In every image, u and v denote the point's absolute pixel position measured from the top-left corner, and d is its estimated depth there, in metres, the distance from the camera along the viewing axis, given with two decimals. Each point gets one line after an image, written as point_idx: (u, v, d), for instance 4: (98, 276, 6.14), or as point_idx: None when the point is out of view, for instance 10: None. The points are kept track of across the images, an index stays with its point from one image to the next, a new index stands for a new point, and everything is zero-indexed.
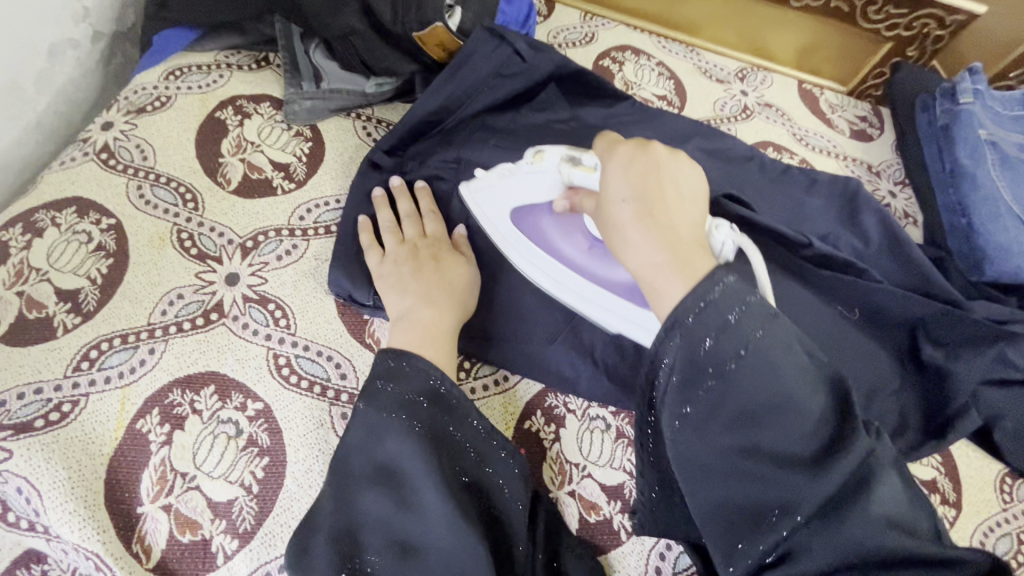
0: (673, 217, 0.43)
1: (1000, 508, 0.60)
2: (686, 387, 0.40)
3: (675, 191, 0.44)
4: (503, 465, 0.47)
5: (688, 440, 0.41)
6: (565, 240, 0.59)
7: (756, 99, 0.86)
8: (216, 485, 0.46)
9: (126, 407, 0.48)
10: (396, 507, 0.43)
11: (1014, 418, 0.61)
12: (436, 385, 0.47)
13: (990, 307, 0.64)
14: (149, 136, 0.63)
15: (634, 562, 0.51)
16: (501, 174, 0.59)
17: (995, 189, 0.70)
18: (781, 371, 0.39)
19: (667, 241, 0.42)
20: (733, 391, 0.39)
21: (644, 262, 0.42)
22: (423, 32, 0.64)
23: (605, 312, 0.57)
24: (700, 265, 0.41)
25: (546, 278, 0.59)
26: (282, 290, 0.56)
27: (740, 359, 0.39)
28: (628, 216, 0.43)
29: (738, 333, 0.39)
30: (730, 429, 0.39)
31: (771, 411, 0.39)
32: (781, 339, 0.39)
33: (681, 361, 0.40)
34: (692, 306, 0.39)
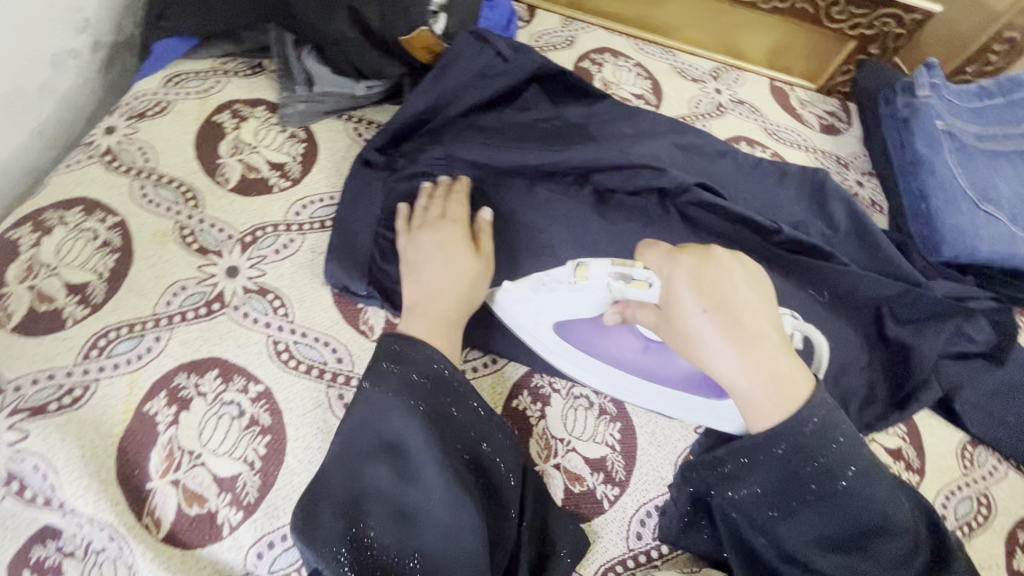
0: (755, 327, 0.48)
1: (962, 473, 0.64)
2: (785, 497, 0.48)
3: (746, 298, 0.49)
4: (496, 440, 0.52)
5: (781, 536, 0.49)
6: (617, 347, 0.61)
7: (730, 96, 0.90)
8: (221, 461, 0.49)
9: (135, 390, 0.51)
10: (396, 476, 0.47)
11: (972, 389, 0.66)
12: (440, 368, 0.51)
13: (949, 284, 0.68)
14: (150, 140, 0.66)
15: (617, 528, 0.55)
16: (538, 288, 0.59)
17: (951, 174, 0.73)
18: (878, 496, 0.47)
19: (760, 357, 0.47)
20: (834, 516, 0.47)
21: (741, 381, 0.47)
22: (410, 36, 0.68)
23: (666, 403, 0.59)
24: (790, 372, 0.47)
25: (598, 380, 0.60)
26: (280, 281, 0.60)
27: (842, 480, 0.47)
28: (714, 337, 0.47)
29: (840, 463, 0.47)
30: (826, 542, 0.47)
31: (868, 531, 0.47)
32: (881, 480, 0.48)
33: (783, 476, 0.47)
34: (795, 430, 0.46)
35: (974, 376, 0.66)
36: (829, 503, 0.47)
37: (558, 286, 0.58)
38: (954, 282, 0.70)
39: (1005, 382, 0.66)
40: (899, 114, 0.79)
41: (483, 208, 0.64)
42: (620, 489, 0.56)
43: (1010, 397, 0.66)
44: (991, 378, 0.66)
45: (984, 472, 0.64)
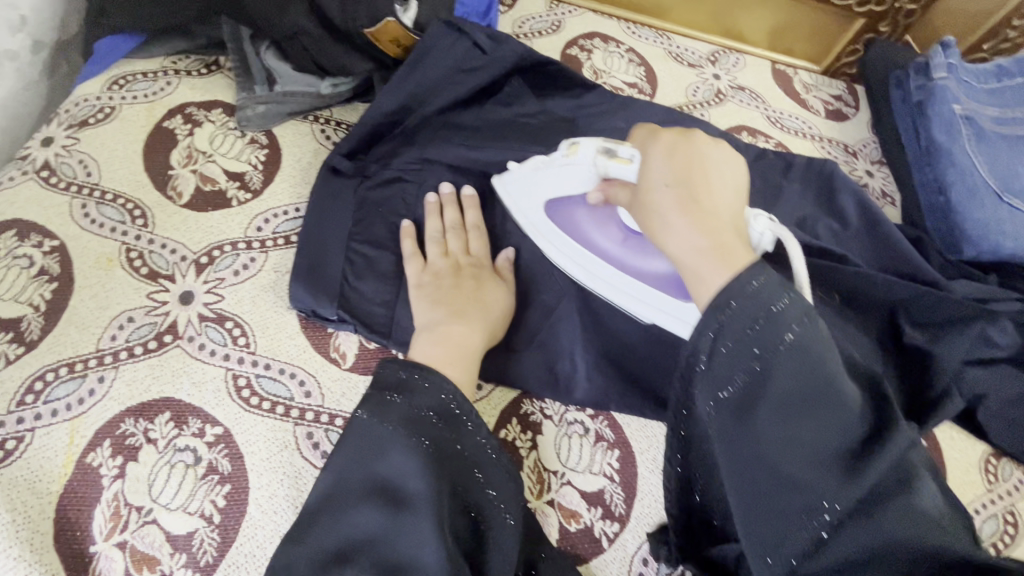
0: (715, 203, 0.43)
1: (985, 489, 0.59)
2: (723, 366, 0.37)
3: (718, 180, 0.44)
4: (503, 483, 0.45)
5: (719, 418, 0.38)
6: (600, 233, 0.57)
7: (728, 82, 0.84)
8: (174, 517, 0.44)
9: (75, 440, 0.46)
10: (387, 526, 0.41)
11: (998, 396, 0.60)
12: (448, 401, 0.45)
13: (969, 285, 0.63)
14: (93, 151, 0.60)
15: (616, 569, 0.50)
16: (535, 164, 0.57)
17: (972, 163, 0.68)
18: (821, 358, 0.36)
19: (709, 225, 0.41)
20: (773, 384, 0.36)
21: (686, 248, 0.42)
22: (375, 27, 0.62)
23: (638, 303, 0.55)
24: (740, 251, 0.40)
25: (576, 267, 0.57)
26: (240, 307, 0.54)
27: (782, 344, 0.36)
28: (669, 202, 0.44)
29: (777, 325, 0.36)
30: (768, 422, 0.36)
31: (815, 400, 0.35)
32: (821, 336, 0.37)
33: (715, 339, 0.37)
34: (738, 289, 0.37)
35: (1000, 384, 0.60)
36: (766, 373, 0.36)
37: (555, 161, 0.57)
38: (974, 281, 0.64)
39: None
40: (913, 98, 0.73)
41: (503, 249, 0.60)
42: (620, 525, 0.51)
43: None
44: (1016, 386, 0.60)
45: (1009, 486, 0.60)
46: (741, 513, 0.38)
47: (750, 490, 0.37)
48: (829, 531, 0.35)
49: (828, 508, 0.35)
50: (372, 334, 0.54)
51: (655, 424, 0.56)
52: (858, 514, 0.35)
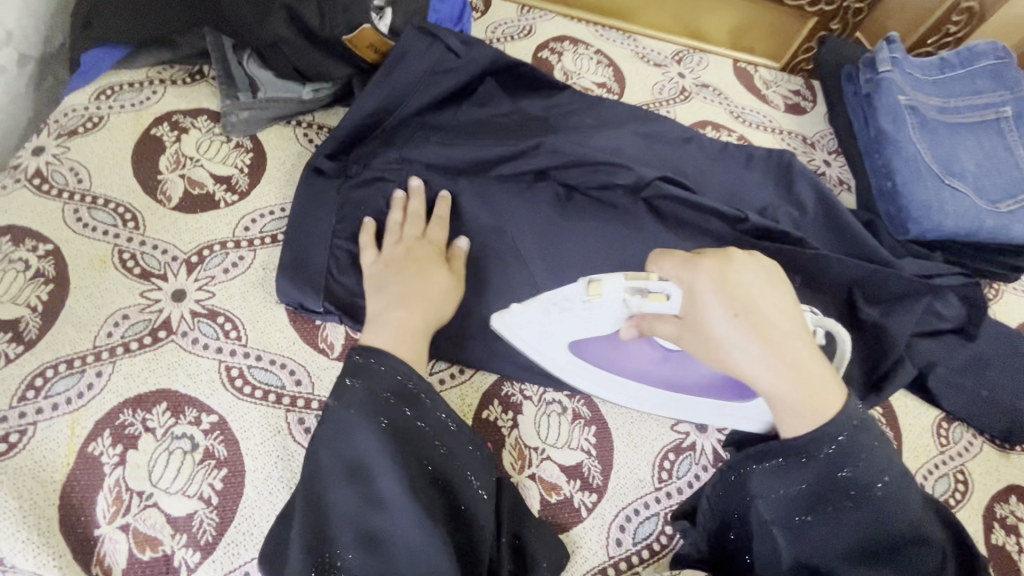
0: (782, 330, 0.43)
1: (937, 450, 0.64)
2: (822, 505, 0.44)
3: (769, 299, 0.44)
4: (465, 452, 0.48)
5: (811, 546, 0.45)
6: (632, 359, 0.56)
7: (693, 80, 0.89)
8: (174, 501, 0.47)
9: (76, 432, 0.48)
10: (361, 502, 0.44)
11: (945, 364, 0.65)
12: (403, 381, 0.48)
13: (918, 263, 0.67)
14: (83, 159, 0.62)
15: (595, 536, 0.53)
16: (546, 307, 0.53)
17: (916, 149, 0.72)
18: (908, 508, 0.44)
19: (791, 366, 0.42)
20: (860, 513, 0.44)
21: (773, 390, 0.43)
22: (352, 35, 0.65)
23: (689, 410, 0.56)
24: (819, 375, 0.43)
25: (624, 396, 0.57)
26: (231, 302, 0.57)
27: (875, 491, 0.43)
28: (745, 347, 0.42)
29: (872, 476, 0.43)
30: (860, 563, 0.44)
31: (900, 544, 0.43)
32: (905, 486, 0.44)
33: (816, 483, 0.44)
34: (832, 434, 0.42)
35: (944, 352, 0.65)
36: (865, 515, 0.44)
37: (570, 301, 0.52)
38: (923, 259, 0.69)
39: (976, 355, 0.66)
40: (862, 91, 0.78)
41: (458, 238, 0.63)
42: (597, 495, 0.55)
43: (983, 372, 0.65)
44: (958, 355, 0.65)
45: (959, 447, 0.64)
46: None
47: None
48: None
49: None
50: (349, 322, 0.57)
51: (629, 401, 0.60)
52: None
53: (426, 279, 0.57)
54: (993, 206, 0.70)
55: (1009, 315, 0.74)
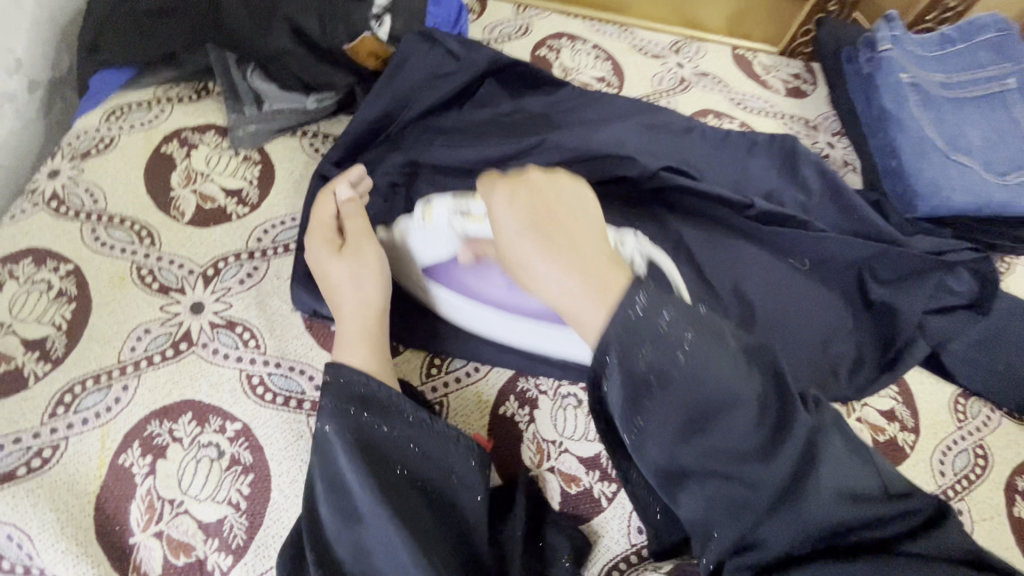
0: (572, 237, 0.42)
1: (955, 427, 0.63)
2: (635, 398, 0.38)
3: (564, 211, 0.44)
4: (439, 448, 0.48)
5: (647, 446, 0.39)
6: (485, 288, 0.55)
7: (691, 70, 0.89)
8: (204, 507, 0.48)
9: (106, 444, 0.49)
10: (346, 520, 0.43)
11: (959, 340, 0.65)
12: (360, 387, 0.48)
13: (928, 239, 0.67)
14: (97, 179, 0.64)
15: (617, 525, 0.53)
16: (402, 234, 0.57)
17: (920, 127, 0.72)
18: (714, 370, 0.37)
19: (572, 262, 0.41)
20: (674, 398, 0.37)
21: (552, 291, 0.41)
22: (352, 43, 0.67)
23: (545, 339, 0.55)
24: (613, 280, 0.40)
25: (482, 325, 0.57)
26: (248, 312, 0.58)
27: (672, 369, 0.37)
28: (529, 247, 0.42)
29: (668, 351, 0.37)
30: (692, 446, 0.38)
31: (721, 409, 0.37)
32: (714, 354, 0.37)
33: (617, 377, 0.38)
34: (625, 316, 0.37)
35: (959, 328, 0.65)
36: (674, 389, 0.37)
37: (414, 228, 0.56)
38: (932, 235, 0.68)
39: (985, 330, 0.66)
40: (863, 71, 0.78)
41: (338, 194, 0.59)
42: (617, 485, 0.55)
43: (994, 346, 0.65)
44: (972, 330, 0.65)
45: (977, 422, 0.64)
46: (688, 511, 0.41)
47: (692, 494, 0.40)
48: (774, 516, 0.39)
49: (754, 505, 0.39)
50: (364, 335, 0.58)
51: None
52: (783, 505, 0.38)
53: (356, 272, 0.54)
54: (1001, 177, 0.70)
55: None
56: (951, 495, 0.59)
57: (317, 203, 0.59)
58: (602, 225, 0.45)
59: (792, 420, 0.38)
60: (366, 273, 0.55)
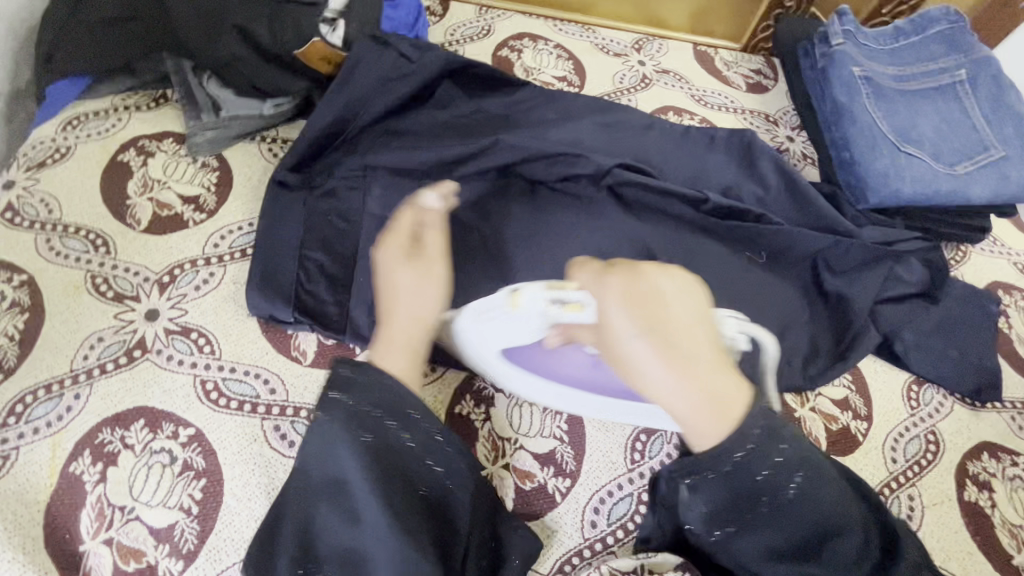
0: (690, 342, 0.45)
1: (907, 414, 0.64)
2: (736, 515, 0.46)
3: (678, 313, 0.46)
4: (447, 456, 0.49)
5: (749, 558, 0.47)
6: (564, 366, 0.55)
7: (653, 68, 0.90)
8: (155, 513, 0.48)
9: (57, 453, 0.50)
10: (343, 518, 0.45)
11: (911, 329, 0.66)
12: (391, 397, 0.48)
13: (878, 230, 0.68)
14: (53, 189, 0.64)
15: (571, 520, 0.54)
16: (475, 313, 0.53)
17: (872, 120, 0.73)
18: (822, 504, 0.45)
19: (692, 373, 0.44)
20: (781, 525, 0.46)
21: (671, 399, 0.44)
22: (303, 49, 0.67)
23: (622, 414, 0.57)
24: (727, 390, 0.45)
25: (556, 399, 0.57)
26: (203, 318, 0.58)
27: (786, 495, 0.45)
28: (649, 358, 0.44)
29: (774, 485, 0.45)
30: (776, 556, 0.46)
31: (810, 540, 0.45)
32: (822, 494, 0.45)
33: (725, 499, 0.46)
34: (741, 436, 0.44)
35: (909, 317, 0.66)
36: (773, 522, 0.46)
37: (494, 309, 0.52)
38: (884, 226, 0.69)
39: (938, 317, 0.66)
40: (817, 65, 0.79)
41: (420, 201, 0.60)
42: (571, 480, 0.56)
43: (945, 333, 0.67)
44: (923, 318, 0.66)
45: (929, 408, 0.65)
46: None
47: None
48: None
49: None
50: (350, 337, 0.58)
51: None
52: None
53: (420, 285, 0.55)
54: (950, 169, 0.71)
55: (976, 278, 0.75)
56: (903, 481, 0.60)
57: (401, 212, 0.60)
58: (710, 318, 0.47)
59: (893, 560, 0.45)
60: (429, 286, 0.55)
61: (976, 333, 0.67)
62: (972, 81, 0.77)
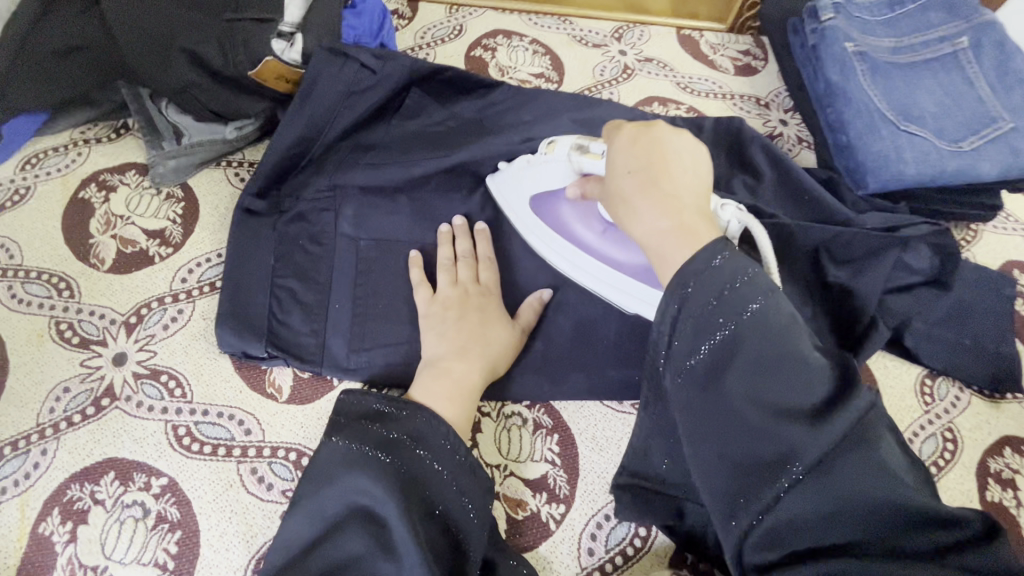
0: (677, 183, 0.43)
1: (922, 411, 0.61)
2: (685, 326, 0.38)
3: (674, 160, 0.44)
4: (473, 489, 0.48)
5: (686, 381, 0.38)
6: (582, 226, 0.58)
7: (635, 56, 0.85)
8: (129, 570, 0.47)
9: (26, 513, 0.48)
10: (369, 547, 0.42)
11: (922, 319, 0.62)
12: (423, 427, 0.49)
13: (880, 217, 0.63)
14: (13, 233, 0.61)
15: (567, 549, 0.52)
16: (521, 165, 0.59)
17: (869, 98, 0.69)
18: (790, 326, 0.36)
19: (670, 206, 0.42)
20: (736, 342, 0.36)
21: (649, 232, 0.42)
22: (256, 69, 0.64)
23: (618, 293, 0.56)
24: (701, 228, 0.41)
25: (565, 262, 0.59)
26: (173, 359, 0.56)
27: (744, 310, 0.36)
28: (633, 190, 0.44)
29: (738, 296, 0.37)
30: (736, 384, 0.36)
31: (778, 362, 0.35)
32: (786, 314, 0.37)
33: (683, 311, 0.38)
34: (698, 269, 0.38)
35: (920, 307, 0.62)
36: (735, 341, 0.36)
37: (536, 161, 0.58)
38: (886, 212, 0.65)
39: (951, 305, 0.62)
40: (808, 43, 0.74)
41: (541, 289, 0.60)
42: (566, 506, 0.54)
43: (961, 321, 0.62)
44: (936, 307, 0.62)
45: (944, 404, 0.62)
46: (708, 481, 0.38)
47: (703, 437, 0.37)
48: (786, 487, 0.35)
49: (791, 464, 0.35)
50: (328, 368, 0.56)
51: (592, 402, 0.59)
52: (818, 471, 0.34)
53: (493, 337, 0.56)
54: (956, 145, 0.66)
55: (990, 258, 0.71)
56: None
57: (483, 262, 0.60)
58: (709, 181, 0.45)
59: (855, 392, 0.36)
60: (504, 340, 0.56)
61: (995, 319, 0.62)
62: (976, 48, 0.72)
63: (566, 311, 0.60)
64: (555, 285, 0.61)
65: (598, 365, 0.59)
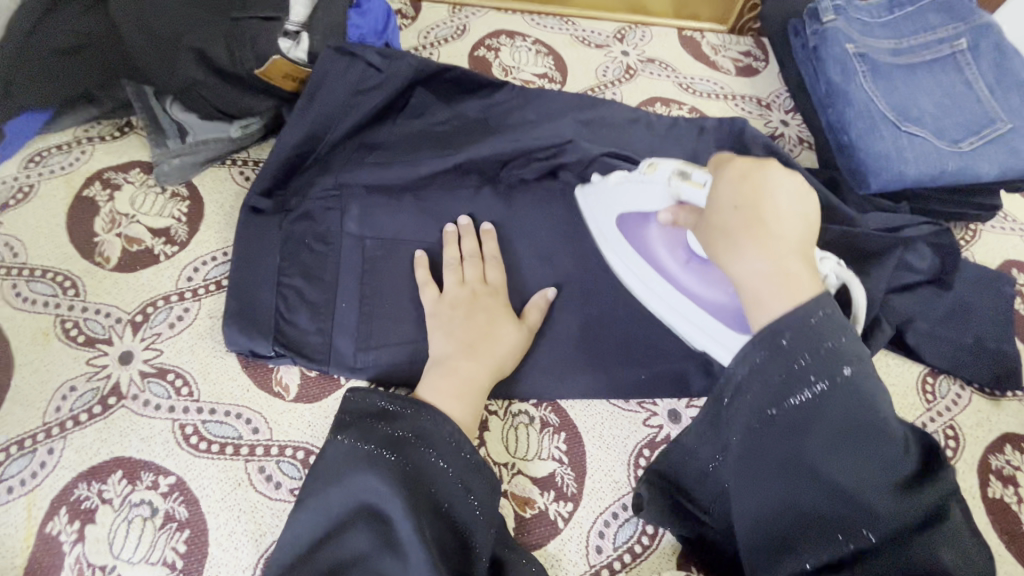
0: (781, 228, 0.43)
1: (924, 408, 0.62)
2: (773, 375, 0.40)
3: (782, 202, 0.43)
4: (479, 488, 0.48)
5: (765, 429, 0.40)
6: (666, 252, 0.58)
7: (637, 57, 0.86)
8: (138, 569, 0.47)
9: (33, 513, 0.48)
10: (376, 544, 0.43)
11: (923, 317, 0.63)
12: (431, 427, 0.49)
13: (883, 216, 0.64)
14: (17, 231, 0.61)
15: (575, 547, 0.52)
16: (617, 179, 0.59)
17: (870, 99, 0.70)
18: (881, 403, 0.39)
19: (773, 253, 0.42)
20: (829, 408, 0.39)
21: (745, 274, 0.43)
22: (264, 67, 0.64)
23: (693, 327, 0.56)
24: (803, 279, 0.41)
25: (640, 284, 0.59)
26: (179, 357, 0.56)
27: (838, 371, 0.39)
28: (733, 227, 0.44)
29: (834, 358, 0.39)
30: (821, 441, 0.39)
31: (866, 435, 0.38)
32: (876, 389, 0.40)
33: (772, 360, 0.40)
34: (798, 321, 0.39)
35: (922, 306, 0.62)
36: (825, 404, 0.39)
37: (633, 178, 0.58)
38: (888, 212, 0.65)
39: (952, 303, 0.63)
40: (809, 44, 0.75)
41: (546, 288, 0.61)
42: (573, 504, 0.54)
43: (962, 319, 0.63)
44: (937, 306, 0.63)
45: (946, 401, 0.62)
46: (764, 523, 0.41)
47: (772, 485, 0.41)
48: (848, 550, 0.38)
49: (857, 530, 0.38)
50: (335, 367, 0.56)
51: (598, 401, 0.59)
52: (883, 544, 0.37)
53: (500, 336, 0.56)
54: (955, 146, 0.67)
55: (989, 257, 0.72)
56: None
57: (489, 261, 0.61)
58: (818, 226, 0.44)
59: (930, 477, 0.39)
60: (510, 339, 0.56)
61: (995, 317, 0.63)
62: (974, 50, 0.72)
63: (573, 311, 0.61)
64: (561, 283, 0.62)
65: (605, 364, 0.59)
